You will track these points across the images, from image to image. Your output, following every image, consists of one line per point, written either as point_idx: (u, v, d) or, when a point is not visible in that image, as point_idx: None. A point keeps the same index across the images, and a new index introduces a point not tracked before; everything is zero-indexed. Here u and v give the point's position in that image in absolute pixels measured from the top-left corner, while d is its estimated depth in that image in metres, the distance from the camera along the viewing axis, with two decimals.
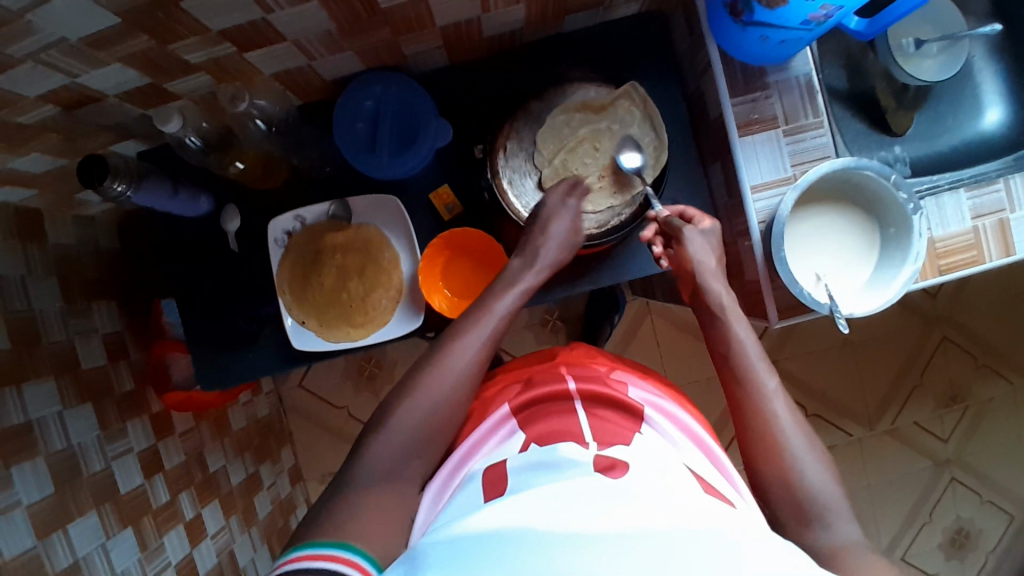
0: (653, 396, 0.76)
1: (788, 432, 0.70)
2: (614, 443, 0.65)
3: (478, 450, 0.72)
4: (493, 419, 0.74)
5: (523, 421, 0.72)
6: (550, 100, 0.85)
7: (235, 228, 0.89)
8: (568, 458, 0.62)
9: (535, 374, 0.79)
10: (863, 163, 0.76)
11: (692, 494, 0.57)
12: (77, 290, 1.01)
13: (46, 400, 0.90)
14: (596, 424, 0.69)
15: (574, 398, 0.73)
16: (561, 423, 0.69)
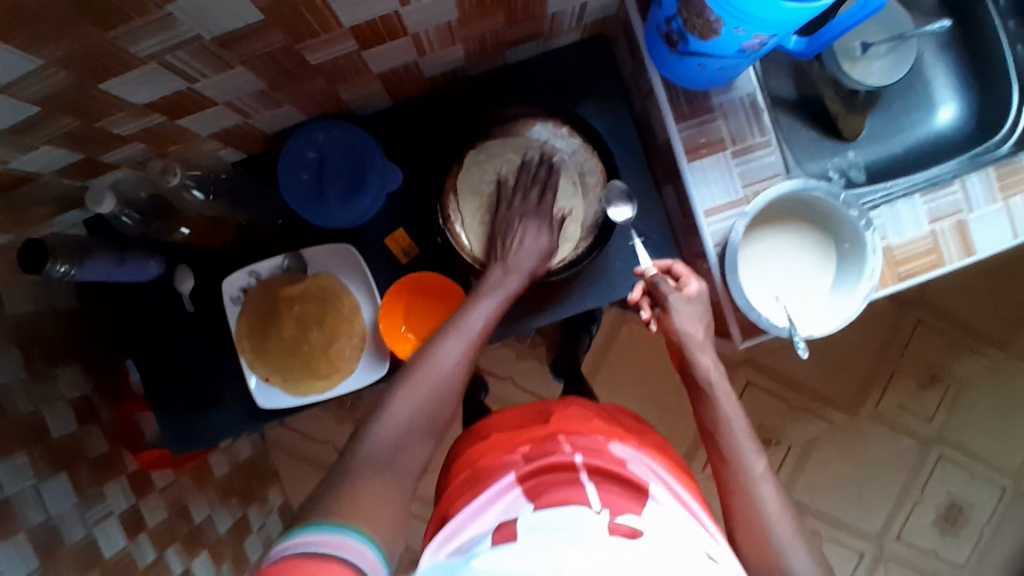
0: (659, 472, 0.69)
1: (772, 516, 0.65)
2: (624, 514, 0.59)
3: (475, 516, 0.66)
4: (496, 486, 0.67)
5: (527, 491, 0.65)
6: (495, 139, 0.85)
7: (189, 288, 0.88)
8: (585, 526, 0.56)
9: (531, 447, 0.72)
10: (810, 184, 0.77)
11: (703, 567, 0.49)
12: (40, 358, 0.99)
13: (19, 476, 0.89)
14: (607, 496, 0.62)
15: (580, 469, 0.66)
16: (570, 494, 0.62)
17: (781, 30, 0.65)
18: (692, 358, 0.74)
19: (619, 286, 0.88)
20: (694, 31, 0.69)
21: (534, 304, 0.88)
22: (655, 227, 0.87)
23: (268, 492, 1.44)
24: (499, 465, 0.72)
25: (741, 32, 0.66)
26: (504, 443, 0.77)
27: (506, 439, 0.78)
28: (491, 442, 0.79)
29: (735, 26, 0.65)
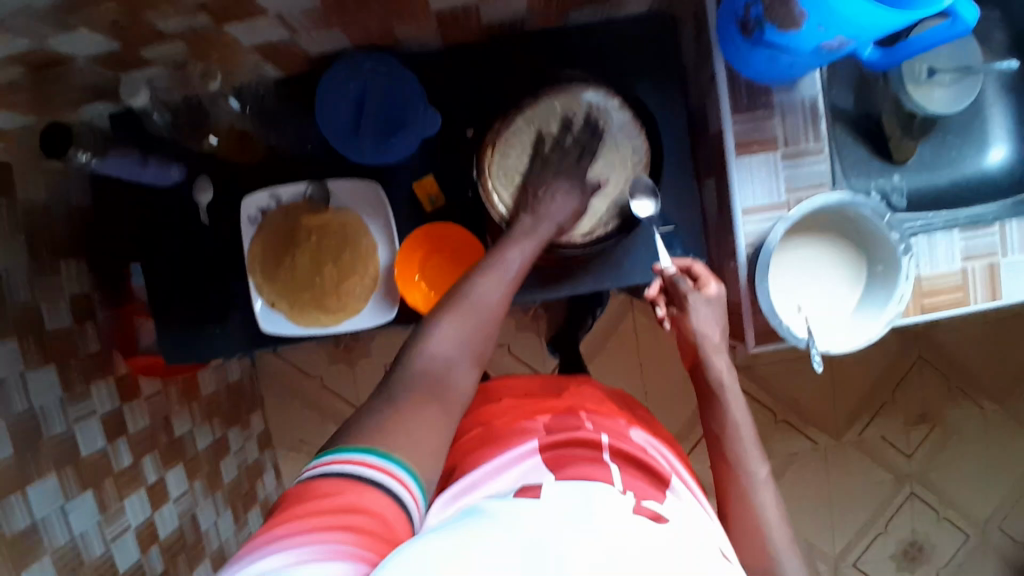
0: (678, 467, 0.69)
1: (769, 524, 0.64)
2: (646, 498, 0.58)
3: (490, 475, 0.64)
4: (518, 450, 0.66)
5: (550, 459, 0.63)
6: (545, 99, 0.80)
7: (207, 200, 0.86)
8: (605, 498, 0.53)
9: (551, 419, 0.71)
10: (859, 200, 0.75)
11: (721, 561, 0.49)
12: (45, 246, 0.98)
13: (8, 362, 0.88)
14: (627, 480, 0.60)
15: (604, 450, 0.65)
16: (590, 471, 0.60)
17: (865, 34, 0.63)
18: (707, 360, 0.75)
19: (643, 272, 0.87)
20: (774, 20, 0.65)
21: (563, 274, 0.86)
22: (691, 217, 0.85)
23: (252, 417, 1.44)
24: (517, 430, 0.70)
25: (822, 30, 0.63)
26: (516, 410, 0.76)
27: (522, 407, 0.77)
28: (506, 410, 0.78)
29: (818, 22, 0.62)
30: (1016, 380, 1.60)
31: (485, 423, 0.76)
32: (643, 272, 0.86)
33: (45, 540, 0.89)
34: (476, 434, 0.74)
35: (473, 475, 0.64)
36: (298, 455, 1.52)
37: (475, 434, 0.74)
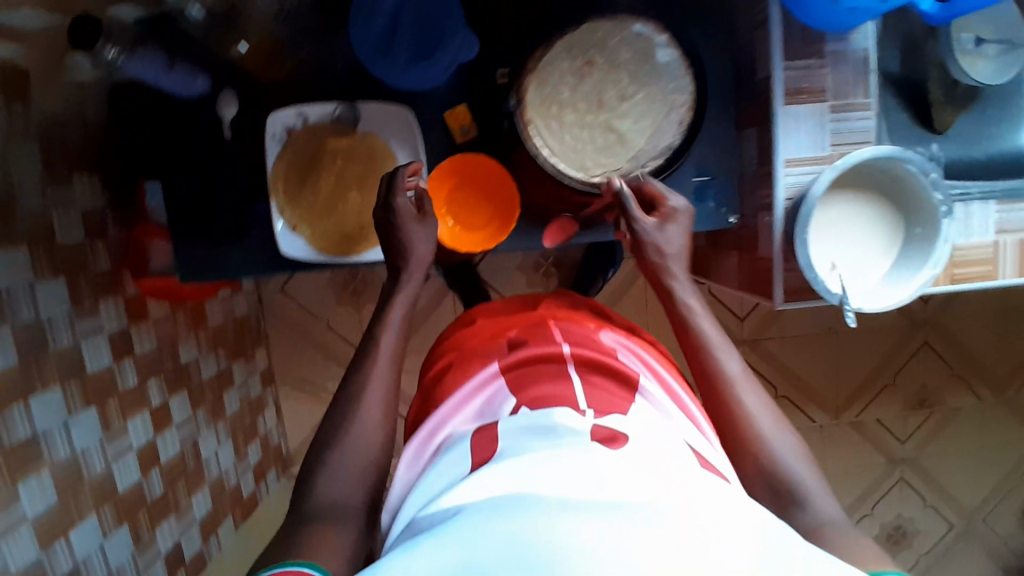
0: (649, 363, 0.75)
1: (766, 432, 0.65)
2: (608, 413, 0.62)
3: (456, 411, 0.69)
4: (479, 375, 0.72)
5: (512, 381, 0.69)
6: (591, 27, 0.75)
7: (231, 115, 0.83)
8: (566, 427, 0.59)
9: (519, 334, 0.78)
10: (907, 155, 0.73)
11: (694, 470, 0.55)
12: (59, 154, 0.94)
13: (17, 268, 0.85)
14: (591, 391, 0.66)
15: (568, 362, 0.70)
16: (554, 388, 0.66)
17: None
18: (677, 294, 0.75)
19: None
20: None
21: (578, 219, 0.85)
22: (728, 168, 0.82)
23: (255, 353, 1.43)
24: (484, 355, 0.76)
25: None
26: (490, 329, 0.83)
27: (499, 324, 0.83)
28: (480, 328, 0.85)
29: None
30: (1015, 373, 1.61)
31: (460, 345, 0.83)
32: None
33: (46, 452, 0.86)
34: (450, 360, 0.81)
35: (437, 414, 0.70)
36: (299, 395, 1.52)
37: (450, 359, 0.81)
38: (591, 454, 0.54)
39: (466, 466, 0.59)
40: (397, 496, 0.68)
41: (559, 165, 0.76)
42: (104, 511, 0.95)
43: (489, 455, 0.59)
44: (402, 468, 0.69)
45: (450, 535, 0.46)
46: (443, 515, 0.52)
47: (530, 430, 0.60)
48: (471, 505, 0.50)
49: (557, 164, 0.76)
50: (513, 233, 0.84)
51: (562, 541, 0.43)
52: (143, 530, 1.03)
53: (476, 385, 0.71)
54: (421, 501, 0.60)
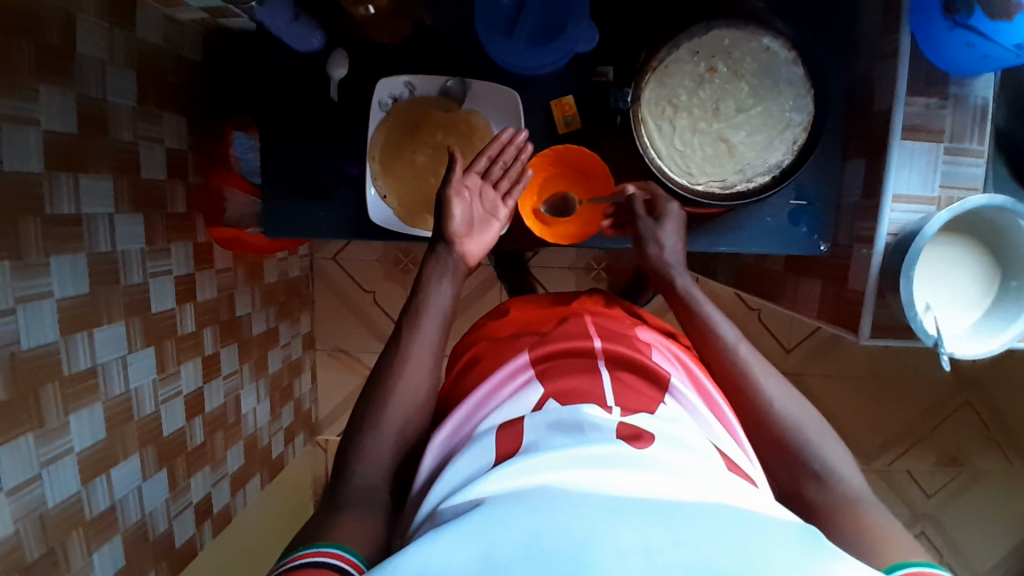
0: (678, 358, 0.71)
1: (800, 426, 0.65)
2: (635, 412, 0.59)
3: (491, 396, 0.66)
4: (508, 367, 0.68)
5: (541, 372, 0.66)
6: (720, 35, 0.74)
7: (339, 77, 0.82)
8: (591, 422, 0.56)
9: (553, 328, 0.75)
10: (1020, 207, 0.71)
11: (724, 474, 0.53)
12: (153, 92, 0.94)
13: (100, 198, 0.84)
14: (619, 390, 0.63)
15: (597, 358, 0.67)
16: (582, 382, 0.63)
17: None
18: (699, 308, 0.75)
19: (758, 241, 0.84)
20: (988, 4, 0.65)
21: None
22: (823, 195, 0.84)
23: (301, 316, 1.44)
24: (513, 349, 0.73)
25: None
26: (520, 324, 0.81)
27: (530, 316, 0.82)
28: (512, 321, 0.83)
29: None
30: None
31: (492, 337, 0.81)
32: (759, 243, 0.84)
33: (102, 387, 0.85)
34: (481, 350, 0.79)
35: (463, 407, 0.66)
36: (336, 363, 1.53)
37: (482, 349, 0.79)
38: (620, 453, 0.51)
39: (489, 459, 0.55)
40: (423, 476, 0.62)
41: (663, 166, 0.76)
42: (147, 452, 0.94)
43: (516, 448, 0.55)
44: (427, 457, 0.63)
45: (476, 527, 0.44)
46: (460, 509, 0.49)
47: (557, 428, 0.56)
48: (493, 498, 0.48)
49: (662, 165, 0.76)
50: (597, 233, 0.85)
51: (595, 533, 0.42)
52: (180, 477, 1.02)
53: (503, 377, 0.67)
54: (446, 489, 0.55)
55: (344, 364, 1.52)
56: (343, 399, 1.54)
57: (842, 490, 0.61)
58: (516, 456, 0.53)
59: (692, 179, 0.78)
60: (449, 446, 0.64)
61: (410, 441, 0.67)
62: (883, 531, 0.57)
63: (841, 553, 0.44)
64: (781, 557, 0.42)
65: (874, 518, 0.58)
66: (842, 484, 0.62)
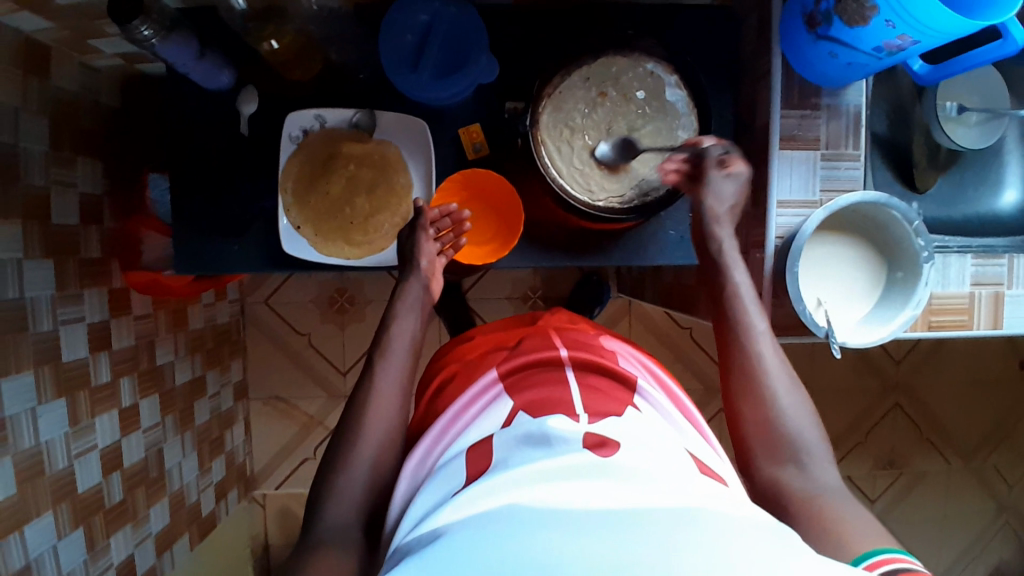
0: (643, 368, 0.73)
1: (791, 419, 0.69)
2: (606, 416, 0.60)
3: (467, 411, 0.67)
4: (478, 385, 0.69)
5: (510, 387, 0.67)
6: (608, 60, 0.80)
7: (251, 112, 0.86)
8: (560, 432, 0.56)
9: (525, 342, 0.75)
10: (893, 203, 0.77)
11: (695, 478, 0.53)
12: (66, 137, 0.94)
13: (9, 243, 0.82)
14: (589, 396, 0.64)
15: (567, 367, 0.69)
16: (553, 392, 0.64)
17: (929, 38, 0.66)
18: (729, 274, 0.78)
19: (665, 252, 0.89)
20: (842, 14, 0.69)
21: (568, 243, 0.88)
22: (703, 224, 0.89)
23: (231, 363, 1.42)
24: (484, 366, 0.74)
25: (889, 28, 0.66)
26: (495, 339, 0.82)
27: (499, 339, 0.81)
28: (480, 342, 0.83)
29: (887, 19, 0.65)
30: (981, 439, 1.62)
31: (462, 358, 0.81)
32: (663, 255, 0.89)
33: (11, 440, 0.82)
34: (454, 371, 0.79)
35: (437, 424, 0.67)
36: (272, 412, 1.50)
37: (454, 370, 0.79)
38: (585, 464, 0.51)
39: (459, 480, 0.55)
40: (397, 504, 0.63)
41: (565, 183, 0.80)
42: (61, 509, 0.90)
43: (484, 467, 0.55)
44: (403, 481, 0.64)
45: (431, 558, 0.43)
46: (422, 539, 0.48)
47: (526, 442, 0.56)
48: (454, 525, 0.47)
49: (564, 184, 0.80)
50: (515, 251, 0.87)
51: (551, 553, 0.41)
52: (98, 536, 0.97)
53: (473, 395, 0.68)
54: (414, 519, 0.55)
55: (280, 412, 1.50)
56: (281, 448, 1.51)
57: (817, 483, 0.65)
58: (485, 473, 0.54)
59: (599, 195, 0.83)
60: (420, 471, 0.65)
61: None
62: (845, 518, 0.60)
63: (810, 552, 0.43)
64: (754, 555, 0.41)
65: (839, 507, 0.62)
66: (816, 479, 0.65)
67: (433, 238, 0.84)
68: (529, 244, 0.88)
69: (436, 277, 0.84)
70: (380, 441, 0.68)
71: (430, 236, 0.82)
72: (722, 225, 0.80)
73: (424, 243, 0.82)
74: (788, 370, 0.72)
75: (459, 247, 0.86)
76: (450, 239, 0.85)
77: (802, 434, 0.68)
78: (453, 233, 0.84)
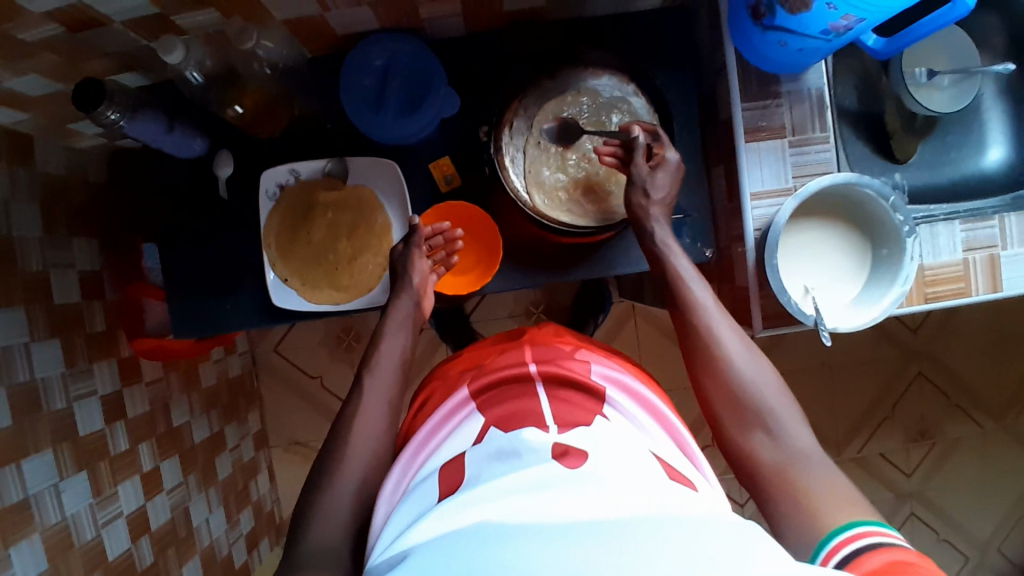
0: (614, 372, 0.72)
1: (750, 386, 0.70)
2: (573, 428, 0.60)
3: (440, 431, 0.68)
4: (448, 405, 0.70)
5: (481, 404, 0.67)
6: (563, 80, 0.84)
7: (226, 174, 0.88)
8: (528, 445, 0.57)
9: (498, 356, 0.75)
10: (864, 180, 0.76)
11: (662, 484, 0.53)
12: (58, 220, 0.98)
13: (14, 329, 0.85)
14: (557, 407, 0.64)
15: (535, 381, 0.69)
16: (519, 407, 0.65)
17: (873, 14, 0.66)
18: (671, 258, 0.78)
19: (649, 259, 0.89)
20: (784, 3, 0.69)
21: (554, 259, 0.89)
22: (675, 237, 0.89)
23: (249, 414, 1.45)
24: (457, 384, 0.74)
25: (831, 10, 0.66)
26: (481, 354, 0.80)
27: (473, 356, 0.81)
28: (463, 358, 0.82)
29: (828, 3, 0.65)
30: (1011, 398, 1.57)
31: (442, 373, 0.81)
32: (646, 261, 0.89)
33: (36, 517, 0.84)
34: (431, 390, 0.79)
35: (414, 443, 0.68)
36: (294, 456, 1.52)
37: (432, 388, 0.79)
38: (550, 474, 0.52)
39: (433, 497, 0.56)
40: (378, 523, 0.63)
41: (536, 204, 0.82)
42: None
43: (457, 483, 0.56)
44: (382, 503, 0.65)
45: None
46: (391, 561, 0.49)
47: (496, 457, 0.57)
48: (420, 545, 0.48)
49: (537, 203, 0.82)
50: (498, 275, 0.88)
51: (515, 557, 0.42)
52: None
53: (446, 413, 0.69)
54: (388, 542, 0.56)
55: (302, 455, 1.52)
56: None
57: (788, 447, 0.66)
58: (458, 490, 0.55)
59: (582, 209, 0.83)
60: (398, 492, 0.66)
61: (337, 512, 0.66)
62: (816, 488, 0.62)
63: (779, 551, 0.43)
64: (715, 552, 0.41)
65: (807, 472, 0.64)
66: (788, 443, 0.67)
67: (426, 255, 0.84)
68: (512, 266, 0.89)
69: (426, 294, 0.84)
70: (374, 480, 0.69)
71: (423, 253, 0.82)
72: (658, 219, 0.79)
73: (415, 261, 0.83)
74: (740, 338, 0.73)
75: (451, 264, 0.87)
76: (442, 257, 0.86)
77: (765, 394, 0.70)
78: (445, 251, 0.85)
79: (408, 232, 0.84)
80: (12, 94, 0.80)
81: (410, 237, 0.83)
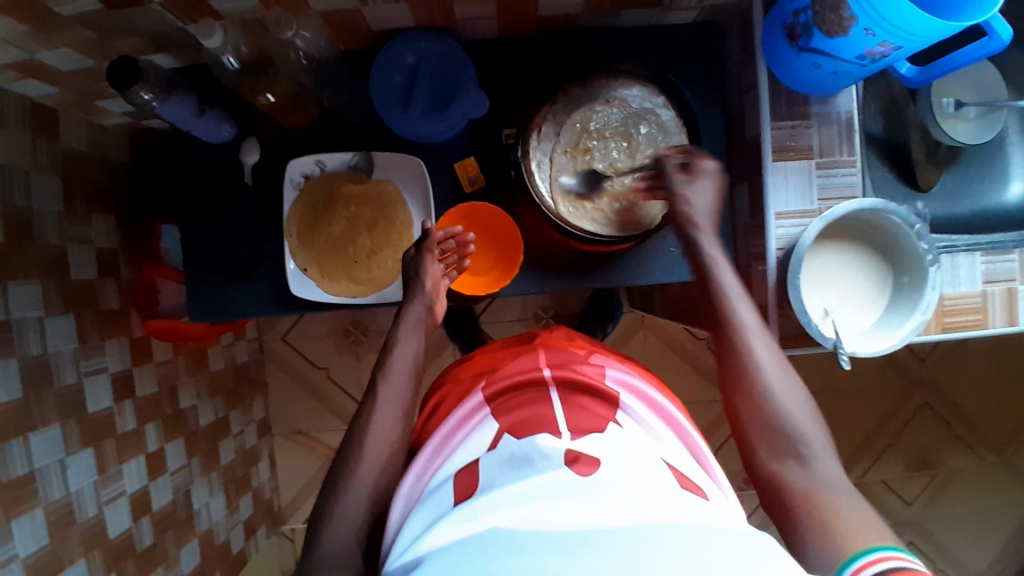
0: (629, 378, 0.72)
1: (786, 413, 0.71)
2: (587, 434, 0.60)
3: (454, 435, 0.68)
4: (464, 408, 0.70)
5: (497, 409, 0.67)
6: (594, 88, 0.84)
7: (252, 162, 0.89)
8: (542, 450, 0.57)
9: (512, 361, 0.75)
10: (890, 207, 0.75)
11: (674, 493, 0.53)
12: (78, 195, 0.98)
13: (29, 302, 0.86)
14: (573, 414, 0.64)
15: (550, 386, 0.69)
16: (535, 413, 0.65)
17: (910, 42, 0.66)
18: (716, 274, 0.77)
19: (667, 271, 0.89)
20: (821, 25, 0.69)
21: (573, 267, 0.89)
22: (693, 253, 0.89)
23: (253, 402, 1.45)
24: (472, 387, 0.74)
25: (869, 35, 0.66)
26: (495, 356, 0.80)
27: (488, 360, 0.80)
28: (475, 361, 0.82)
29: (866, 28, 0.65)
30: (1013, 433, 1.57)
31: (455, 376, 0.82)
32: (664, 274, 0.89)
33: (41, 492, 0.84)
34: (444, 391, 0.79)
35: (429, 446, 0.68)
36: (294, 445, 1.52)
37: (446, 391, 0.79)
38: (563, 481, 0.52)
39: (447, 502, 0.56)
40: (392, 528, 0.63)
41: (559, 211, 0.82)
42: (93, 556, 0.92)
43: (471, 491, 0.56)
44: (396, 506, 0.65)
45: None
46: (407, 567, 0.49)
47: (510, 464, 0.57)
48: (435, 551, 0.48)
49: (559, 210, 0.82)
50: (516, 278, 0.89)
51: (528, 564, 0.42)
52: None
53: (460, 417, 0.69)
54: (403, 547, 0.56)
55: (302, 445, 1.52)
56: (306, 481, 1.53)
57: (820, 478, 0.67)
58: (473, 496, 0.55)
59: (605, 217, 0.84)
60: (413, 495, 0.66)
61: (346, 504, 0.66)
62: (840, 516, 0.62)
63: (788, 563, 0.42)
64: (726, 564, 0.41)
65: (837, 502, 0.64)
66: (819, 474, 0.67)
67: (438, 259, 0.84)
68: (530, 269, 0.89)
69: (438, 299, 0.84)
70: (384, 475, 0.69)
71: (435, 257, 0.82)
72: (703, 230, 0.79)
73: (428, 264, 0.82)
74: (780, 361, 0.73)
75: (464, 267, 0.87)
76: (453, 260, 0.86)
77: (801, 422, 0.70)
78: (456, 255, 0.85)
79: (421, 236, 0.84)
80: (44, 68, 0.80)
81: (423, 242, 0.82)
